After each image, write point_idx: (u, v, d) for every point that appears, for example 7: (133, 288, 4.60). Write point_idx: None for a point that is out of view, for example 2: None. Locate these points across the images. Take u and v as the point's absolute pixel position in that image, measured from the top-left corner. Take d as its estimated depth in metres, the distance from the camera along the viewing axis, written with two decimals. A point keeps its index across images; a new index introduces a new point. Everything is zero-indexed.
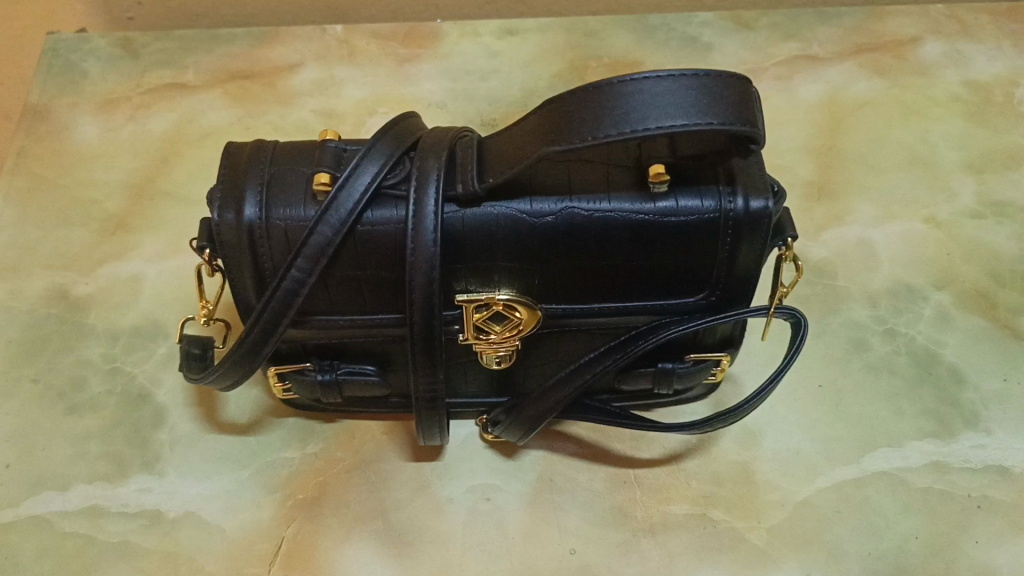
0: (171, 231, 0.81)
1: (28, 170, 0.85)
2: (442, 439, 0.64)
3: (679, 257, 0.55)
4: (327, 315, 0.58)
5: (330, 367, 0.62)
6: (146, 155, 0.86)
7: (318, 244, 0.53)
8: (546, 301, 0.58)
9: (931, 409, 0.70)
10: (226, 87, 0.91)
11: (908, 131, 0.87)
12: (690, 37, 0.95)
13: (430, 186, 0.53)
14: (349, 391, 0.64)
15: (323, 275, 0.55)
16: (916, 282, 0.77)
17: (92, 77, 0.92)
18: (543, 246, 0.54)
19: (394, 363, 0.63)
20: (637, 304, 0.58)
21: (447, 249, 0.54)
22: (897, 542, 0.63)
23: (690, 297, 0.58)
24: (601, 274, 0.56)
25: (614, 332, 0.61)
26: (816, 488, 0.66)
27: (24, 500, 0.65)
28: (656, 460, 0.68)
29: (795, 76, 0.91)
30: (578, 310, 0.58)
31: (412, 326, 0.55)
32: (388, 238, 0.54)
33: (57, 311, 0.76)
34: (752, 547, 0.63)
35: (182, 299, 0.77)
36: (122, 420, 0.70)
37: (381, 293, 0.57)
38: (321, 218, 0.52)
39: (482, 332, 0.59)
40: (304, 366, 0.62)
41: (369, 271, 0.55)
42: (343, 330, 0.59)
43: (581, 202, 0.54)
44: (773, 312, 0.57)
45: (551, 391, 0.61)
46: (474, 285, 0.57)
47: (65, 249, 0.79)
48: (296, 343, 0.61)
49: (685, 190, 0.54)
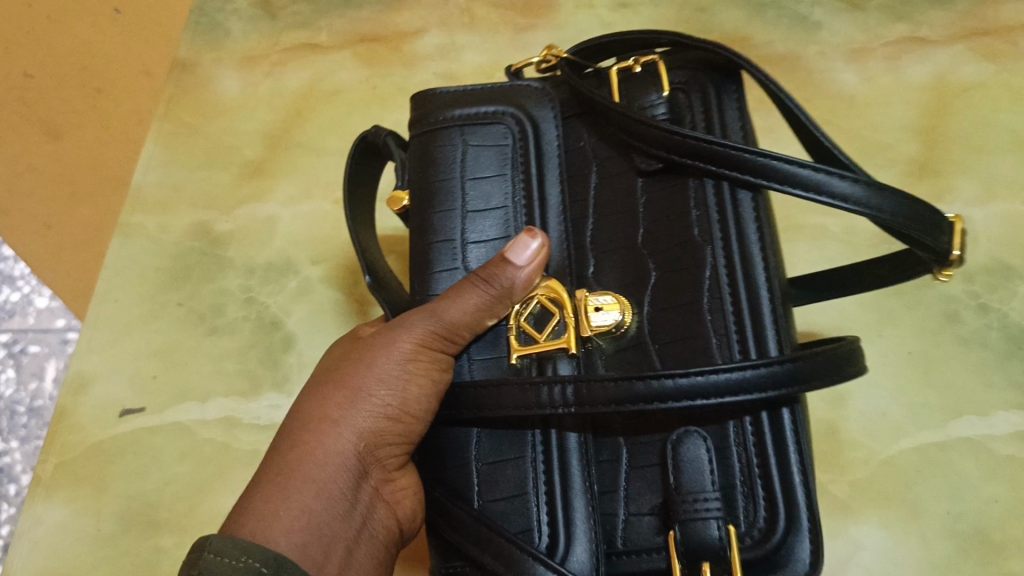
0: (301, 179, 0.89)
1: (178, 119, 0.95)
2: (757, 373, 0.42)
3: (569, 136, 0.59)
4: (613, 527, 0.49)
5: (658, 514, 0.47)
6: (282, 109, 0.94)
7: (455, 519, 0.49)
8: (689, 227, 0.49)
9: (1020, 381, 0.71)
10: (356, 49, 0.97)
11: (1017, 114, 0.85)
12: (801, 15, 0.95)
13: (483, 392, 0.49)
14: (655, 500, 0.47)
15: (563, 542, 0.48)
16: (1013, 261, 0.77)
17: (234, 36, 1.00)
18: (546, 199, 0.56)
19: (642, 453, 0.48)
20: (682, 155, 0.49)
21: (495, 333, 0.54)
22: (978, 505, 0.66)
23: (662, 109, 0.53)
24: (618, 182, 0.55)
25: (765, 167, 0.46)
26: (899, 448, 0.69)
27: (168, 408, 0.77)
28: (922, 224, 0.46)
29: (903, 57, 0.90)
30: (699, 210, 0.49)
31: (570, 395, 0.45)
32: (464, 454, 0.52)
33: (201, 244, 0.86)
34: (834, 499, 0.68)
35: (312, 241, 0.85)
36: (257, 343, 0.79)
37: (517, 470, 0.50)
38: (511, 565, 0.46)
39: (622, 324, 0.50)
40: (680, 563, 0.44)
41: (530, 504, 0.49)
42: (616, 512, 0.49)
43: (455, 197, 0.57)
44: (516, 109, 0.59)
45: (768, 252, 0.47)
46: (656, 297, 0.50)
47: (208, 189, 0.89)
48: (660, 551, 0.46)
49: (438, 117, 0.60)
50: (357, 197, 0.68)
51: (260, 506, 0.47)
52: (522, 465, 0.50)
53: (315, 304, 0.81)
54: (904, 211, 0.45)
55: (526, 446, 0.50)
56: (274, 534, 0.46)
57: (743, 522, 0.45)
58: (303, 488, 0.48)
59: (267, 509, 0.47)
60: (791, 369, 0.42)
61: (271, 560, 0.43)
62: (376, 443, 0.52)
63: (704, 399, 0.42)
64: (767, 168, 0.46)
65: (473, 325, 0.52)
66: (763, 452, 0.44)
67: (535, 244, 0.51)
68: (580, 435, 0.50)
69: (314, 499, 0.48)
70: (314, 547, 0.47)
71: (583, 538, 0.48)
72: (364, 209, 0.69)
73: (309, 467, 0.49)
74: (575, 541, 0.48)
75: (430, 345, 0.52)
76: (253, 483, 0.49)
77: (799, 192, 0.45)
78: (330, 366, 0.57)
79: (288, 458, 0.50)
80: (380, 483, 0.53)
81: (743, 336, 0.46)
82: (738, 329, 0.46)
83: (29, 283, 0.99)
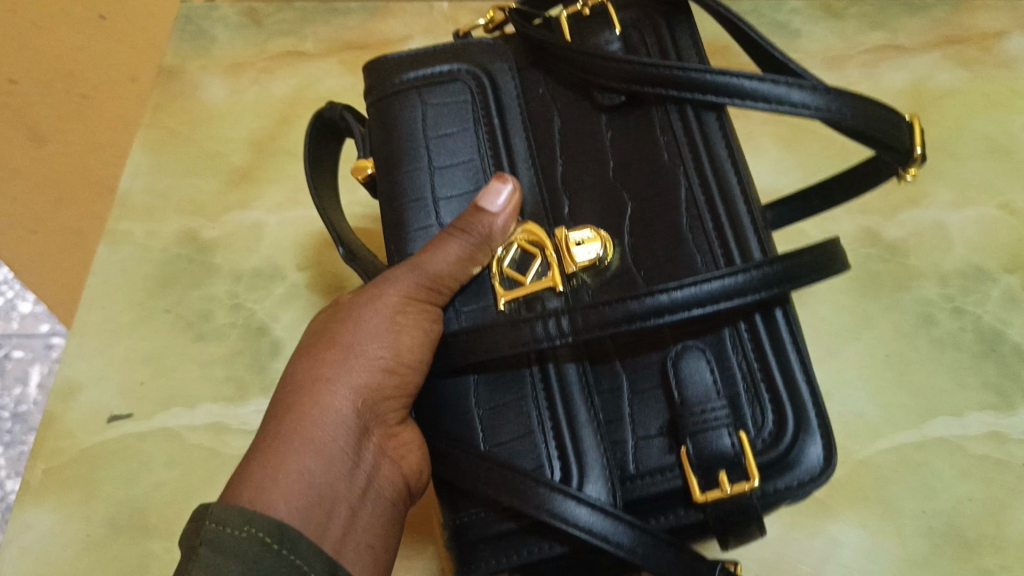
0: (288, 186, 0.90)
1: (164, 126, 0.95)
2: (747, 277, 0.46)
3: (526, 86, 0.62)
4: (623, 455, 0.50)
5: (666, 434, 0.49)
6: (268, 116, 0.94)
7: (462, 463, 0.49)
8: (660, 154, 0.55)
9: (992, 382, 0.73)
10: (342, 57, 0.98)
11: (990, 120, 0.87)
12: (780, 23, 0.97)
13: (483, 332, 0.49)
14: (662, 420, 0.50)
15: (577, 476, 0.48)
16: (986, 265, 0.79)
17: (220, 43, 1.00)
18: (513, 147, 0.59)
19: (643, 377, 0.51)
20: (647, 85, 0.54)
21: (479, 282, 0.55)
22: (952, 503, 0.68)
23: (617, 44, 0.59)
24: (582, 121, 0.59)
25: (729, 86, 0.51)
26: (876, 448, 0.71)
27: (157, 414, 0.77)
28: (879, 121, 0.51)
29: (880, 65, 0.92)
30: (666, 136, 0.55)
31: (566, 326, 0.47)
32: (462, 403, 0.52)
33: (188, 250, 0.86)
34: (813, 498, 0.70)
35: (299, 248, 0.86)
36: (244, 348, 0.80)
37: (520, 410, 0.51)
38: (533, 502, 0.46)
39: (604, 256, 0.53)
40: (696, 477, 0.47)
41: (538, 444, 0.50)
42: (623, 439, 0.50)
43: (421, 154, 0.59)
44: (472, 66, 0.62)
45: (740, 169, 0.53)
46: (635, 228, 0.54)
47: (195, 196, 0.90)
48: (674, 471, 0.48)
49: (394, 80, 0.61)
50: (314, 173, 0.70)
51: (259, 472, 0.47)
52: (524, 403, 0.51)
53: (302, 309, 0.82)
54: (859, 112, 0.50)
55: (526, 385, 0.52)
56: (276, 498, 0.46)
57: (752, 427, 0.48)
58: (302, 451, 0.49)
59: (266, 473, 0.47)
60: (780, 269, 0.46)
61: (274, 529, 0.42)
62: (371, 399, 0.52)
63: (701, 307, 0.46)
64: (728, 87, 0.51)
65: (456, 275, 0.53)
66: (762, 358, 0.49)
67: (508, 188, 0.53)
68: (578, 367, 0.51)
69: (313, 459, 0.49)
70: (317, 509, 0.47)
71: (597, 471, 0.48)
72: (323, 184, 0.71)
73: (305, 429, 0.50)
74: (589, 474, 0.48)
75: (416, 299, 0.53)
76: (253, 448, 0.49)
77: (760, 105, 0.51)
78: (315, 327, 0.57)
79: (281, 423, 0.50)
80: (379, 438, 0.53)
81: (725, 244, 0.51)
82: (717, 242, 0.52)
83: (11, 287, 1.01)
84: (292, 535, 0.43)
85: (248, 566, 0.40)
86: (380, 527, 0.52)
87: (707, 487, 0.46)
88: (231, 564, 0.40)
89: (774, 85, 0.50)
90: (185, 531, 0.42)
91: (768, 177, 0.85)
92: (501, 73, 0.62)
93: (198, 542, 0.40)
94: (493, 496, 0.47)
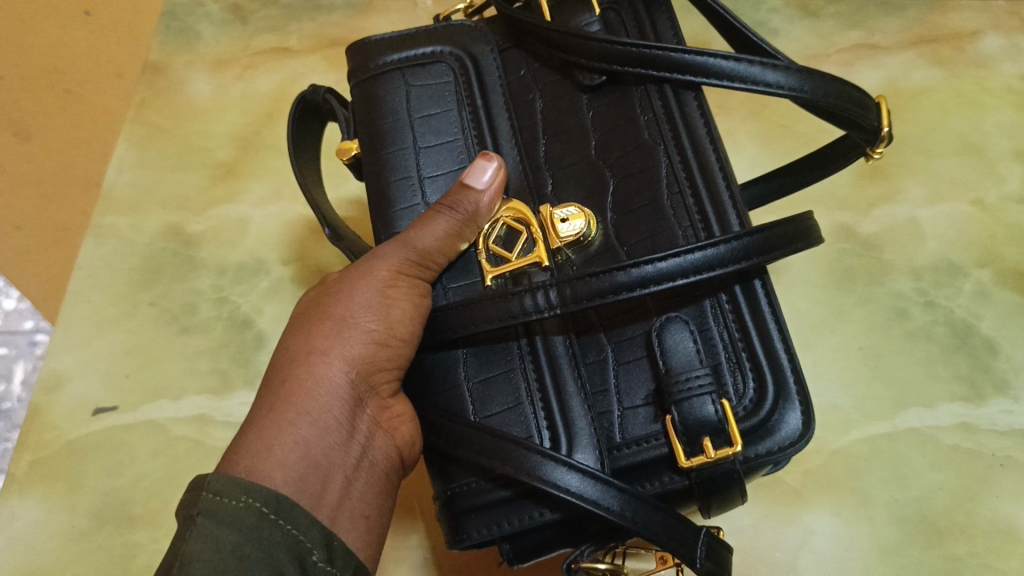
0: (273, 180, 0.90)
1: (149, 121, 0.96)
2: (729, 247, 0.47)
3: (508, 69, 0.63)
4: (610, 425, 0.51)
5: (652, 403, 0.50)
6: (253, 112, 0.95)
7: (455, 434, 0.50)
8: (642, 132, 0.56)
9: (964, 374, 0.75)
10: (326, 53, 0.98)
11: (963, 119, 0.89)
12: (759, 22, 0.98)
13: (473, 306, 0.51)
14: (648, 388, 0.51)
15: (565, 442, 0.50)
16: (959, 260, 0.81)
17: (205, 39, 1.01)
18: (497, 127, 0.61)
19: (628, 348, 0.52)
20: (626, 64, 0.56)
21: (465, 260, 0.57)
22: (923, 492, 0.70)
23: (597, 25, 0.60)
24: (565, 102, 0.60)
25: (707, 67, 0.53)
26: (850, 439, 0.73)
27: (142, 405, 0.78)
28: (851, 100, 0.54)
29: (856, 64, 0.94)
30: (647, 115, 0.56)
31: (553, 298, 0.49)
32: (452, 376, 0.54)
33: (172, 244, 0.87)
34: (788, 487, 0.71)
35: (283, 241, 0.86)
36: (228, 341, 0.81)
37: (510, 381, 0.52)
38: (524, 468, 0.47)
39: (588, 232, 0.54)
40: (681, 443, 0.48)
41: (528, 415, 0.51)
42: (609, 409, 0.51)
43: (405, 133, 0.61)
44: (454, 47, 0.63)
45: (717, 145, 0.54)
46: (618, 202, 0.55)
47: (179, 190, 0.90)
48: (659, 438, 0.49)
49: (378, 62, 0.63)
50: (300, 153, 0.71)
51: (253, 446, 0.47)
52: (513, 374, 0.53)
53: (286, 303, 0.83)
54: (833, 91, 0.53)
55: (514, 356, 0.53)
56: (271, 469, 0.46)
57: (734, 394, 0.49)
58: (295, 422, 0.48)
59: (260, 445, 0.47)
60: (760, 240, 0.47)
61: (271, 500, 0.43)
62: (365, 370, 0.52)
63: (686, 277, 0.47)
64: (706, 67, 0.53)
65: (445, 250, 0.54)
66: (742, 325, 0.50)
67: (493, 166, 0.54)
68: (565, 338, 0.53)
69: (307, 433, 0.48)
70: (312, 478, 0.47)
71: (586, 440, 0.50)
72: (307, 166, 0.72)
73: (299, 401, 0.49)
74: (577, 442, 0.50)
75: (405, 272, 0.53)
76: (246, 424, 0.49)
77: (739, 85, 0.53)
78: (303, 304, 0.57)
79: (274, 397, 0.50)
80: (374, 410, 0.53)
81: (703, 215, 0.52)
82: (698, 215, 0.53)
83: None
84: (290, 506, 0.43)
85: (247, 535, 0.41)
86: (376, 498, 0.51)
87: (691, 453, 0.47)
88: (230, 534, 0.41)
89: (748, 65, 0.53)
90: (180, 503, 0.42)
91: (746, 173, 0.87)
92: (483, 55, 0.63)
93: (194, 511, 0.41)
94: (484, 464, 0.48)
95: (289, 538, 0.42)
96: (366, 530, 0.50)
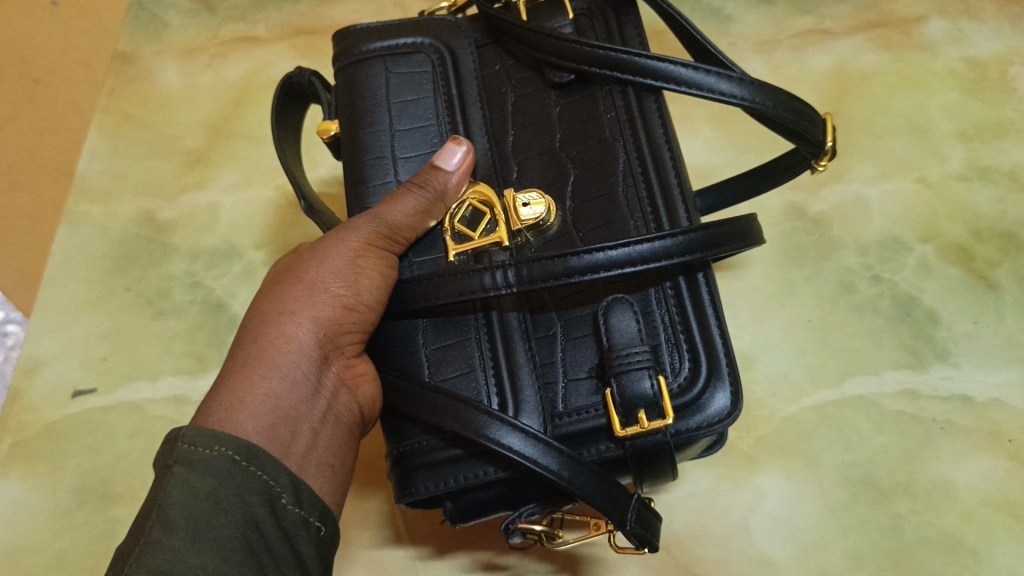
0: (243, 167, 0.93)
1: (120, 110, 0.97)
2: (676, 241, 0.50)
3: (483, 63, 0.66)
4: (554, 395, 0.54)
5: (595, 375, 0.54)
6: (222, 100, 0.97)
7: (409, 395, 0.53)
8: (603, 130, 0.60)
9: (907, 343, 0.79)
10: (293, 41, 1.00)
11: (908, 100, 0.93)
12: (714, 8, 1.01)
13: (432, 280, 0.54)
14: (592, 361, 0.54)
15: (514, 407, 0.53)
16: (903, 235, 0.85)
17: (174, 29, 1.02)
18: (468, 115, 0.63)
19: (576, 325, 0.55)
20: (594, 65, 0.59)
21: (431, 236, 0.60)
22: (868, 455, 0.74)
23: (568, 29, 0.63)
24: (534, 97, 0.63)
25: (667, 73, 0.58)
26: (799, 406, 0.76)
27: (120, 387, 0.80)
28: (798, 114, 0.59)
29: (807, 48, 0.97)
30: (610, 113, 0.60)
31: (512, 278, 0.52)
32: (412, 342, 0.57)
33: (145, 231, 0.89)
34: (742, 452, 0.75)
35: (254, 226, 0.89)
36: (202, 324, 0.83)
37: (464, 351, 0.55)
38: (472, 427, 0.50)
39: (546, 217, 0.57)
40: (617, 413, 0.51)
41: (479, 380, 0.55)
42: (556, 380, 0.55)
43: (382, 118, 0.63)
44: (435, 42, 0.66)
45: (672, 144, 0.58)
46: (576, 191, 0.58)
47: (151, 178, 0.92)
48: (600, 409, 0.53)
49: (361, 49, 0.65)
50: (283, 134, 0.73)
51: (227, 399, 0.50)
52: (469, 346, 0.56)
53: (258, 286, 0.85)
54: (782, 104, 0.58)
55: (470, 328, 0.56)
56: (244, 417, 0.49)
57: (670, 372, 0.53)
58: (267, 375, 0.51)
59: (235, 395, 0.50)
60: (704, 237, 0.51)
61: (243, 448, 0.46)
62: (332, 331, 0.55)
63: (634, 265, 0.50)
64: (669, 74, 0.58)
65: (413, 227, 0.57)
66: (684, 312, 0.54)
67: (462, 149, 0.58)
68: (519, 315, 0.56)
69: (279, 389, 0.51)
70: (283, 428, 0.50)
71: (532, 406, 0.53)
72: (288, 147, 0.74)
73: (270, 357, 0.52)
74: (524, 407, 0.53)
75: (375, 244, 0.56)
76: (221, 378, 0.52)
77: (696, 92, 0.58)
78: (277, 268, 0.59)
79: (248, 354, 0.53)
80: (342, 371, 0.56)
81: (657, 210, 0.56)
82: (654, 208, 0.56)
83: None
84: (259, 454, 0.46)
85: (220, 482, 0.44)
86: (340, 451, 0.54)
87: (627, 422, 0.51)
88: (204, 481, 0.44)
89: (706, 75, 0.57)
90: (158, 452, 0.45)
91: (701, 156, 0.90)
92: (461, 51, 0.66)
93: (171, 461, 0.44)
94: (435, 422, 0.52)
95: (260, 483, 0.46)
96: (330, 481, 0.52)
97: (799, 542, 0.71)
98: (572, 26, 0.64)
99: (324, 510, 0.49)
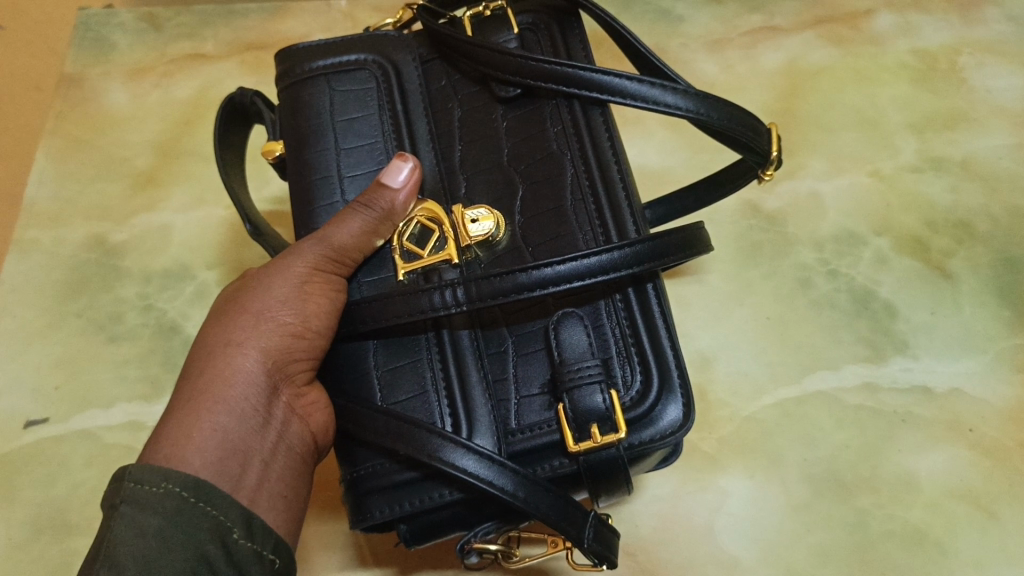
0: (194, 188, 0.92)
1: (66, 132, 0.95)
2: (623, 253, 0.50)
3: (429, 79, 0.66)
4: (507, 412, 0.54)
5: (547, 392, 0.53)
6: (172, 120, 0.96)
7: (362, 418, 0.53)
8: (550, 142, 0.59)
9: (866, 337, 0.79)
10: (243, 57, 0.99)
11: (860, 94, 0.93)
12: (664, 9, 1.01)
13: (382, 302, 0.53)
14: (544, 377, 0.54)
15: (467, 427, 0.53)
16: (859, 229, 0.85)
17: (121, 48, 1.01)
18: (415, 130, 0.63)
19: (527, 340, 0.55)
20: (540, 79, 0.59)
21: (380, 256, 0.59)
22: (831, 452, 0.74)
23: (514, 43, 0.63)
24: (480, 111, 0.63)
25: (614, 87, 0.57)
26: (760, 405, 0.76)
27: (73, 416, 0.79)
28: (743, 124, 0.59)
29: (758, 45, 0.97)
30: (556, 127, 0.60)
31: (461, 297, 0.51)
32: (363, 365, 0.56)
33: (96, 255, 0.88)
34: (705, 454, 0.75)
35: (207, 247, 0.88)
36: (156, 348, 0.82)
37: (416, 371, 0.55)
38: (425, 449, 0.50)
39: (496, 233, 0.56)
40: (570, 429, 0.51)
41: (432, 403, 0.54)
42: (508, 397, 0.54)
43: (327, 136, 0.63)
44: (379, 57, 0.65)
45: (619, 157, 0.58)
46: (525, 206, 0.58)
47: (101, 201, 0.91)
48: (552, 424, 0.52)
49: (304, 67, 0.65)
50: (224, 155, 0.73)
51: (172, 436, 0.49)
52: (421, 367, 0.55)
53: None
54: (727, 115, 0.58)
55: (421, 348, 0.55)
56: (190, 453, 0.48)
57: (622, 386, 0.53)
58: (213, 409, 0.51)
59: (180, 431, 0.49)
60: (651, 247, 0.51)
61: (190, 484, 0.45)
62: (281, 359, 0.54)
63: (581, 278, 0.50)
64: (614, 87, 0.57)
65: (361, 247, 0.57)
66: (633, 323, 0.53)
67: (408, 166, 0.57)
68: (471, 333, 0.55)
69: (225, 422, 0.51)
70: (231, 462, 0.50)
71: (486, 426, 0.53)
72: (231, 168, 0.74)
73: (216, 389, 0.52)
74: (477, 426, 0.53)
75: (321, 268, 0.56)
76: (168, 413, 0.51)
77: (640, 104, 0.57)
78: (226, 295, 0.59)
79: (194, 387, 0.52)
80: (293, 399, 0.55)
81: (604, 221, 0.56)
82: (602, 221, 0.56)
83: None
84: (209, 490, 0.46)
85: (169, 520, 0.44)
86: (294, 480, 0.54)
87: (581, 438, 0.51)
88: (151, 520, 0.43)
89: (650, 87, 0.57)
90: (105, 492, 0.45)
91: (656, 157, 0.90)
92: (406, 66, 0.65)
93: (118, 500, 0.44)
94: (389, 445, 0.51)
95: (211, 519, 0.45)
96: (285, 510, 0.52)
97: (765, 542, 0.70)
98: (516, 42, 0.63)
99: (279, 542, 0.49)
